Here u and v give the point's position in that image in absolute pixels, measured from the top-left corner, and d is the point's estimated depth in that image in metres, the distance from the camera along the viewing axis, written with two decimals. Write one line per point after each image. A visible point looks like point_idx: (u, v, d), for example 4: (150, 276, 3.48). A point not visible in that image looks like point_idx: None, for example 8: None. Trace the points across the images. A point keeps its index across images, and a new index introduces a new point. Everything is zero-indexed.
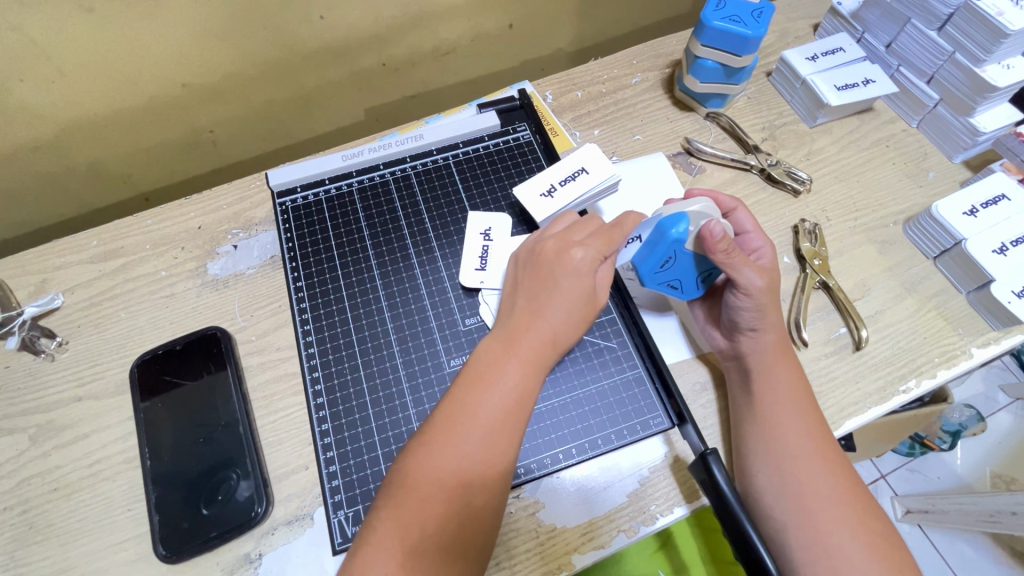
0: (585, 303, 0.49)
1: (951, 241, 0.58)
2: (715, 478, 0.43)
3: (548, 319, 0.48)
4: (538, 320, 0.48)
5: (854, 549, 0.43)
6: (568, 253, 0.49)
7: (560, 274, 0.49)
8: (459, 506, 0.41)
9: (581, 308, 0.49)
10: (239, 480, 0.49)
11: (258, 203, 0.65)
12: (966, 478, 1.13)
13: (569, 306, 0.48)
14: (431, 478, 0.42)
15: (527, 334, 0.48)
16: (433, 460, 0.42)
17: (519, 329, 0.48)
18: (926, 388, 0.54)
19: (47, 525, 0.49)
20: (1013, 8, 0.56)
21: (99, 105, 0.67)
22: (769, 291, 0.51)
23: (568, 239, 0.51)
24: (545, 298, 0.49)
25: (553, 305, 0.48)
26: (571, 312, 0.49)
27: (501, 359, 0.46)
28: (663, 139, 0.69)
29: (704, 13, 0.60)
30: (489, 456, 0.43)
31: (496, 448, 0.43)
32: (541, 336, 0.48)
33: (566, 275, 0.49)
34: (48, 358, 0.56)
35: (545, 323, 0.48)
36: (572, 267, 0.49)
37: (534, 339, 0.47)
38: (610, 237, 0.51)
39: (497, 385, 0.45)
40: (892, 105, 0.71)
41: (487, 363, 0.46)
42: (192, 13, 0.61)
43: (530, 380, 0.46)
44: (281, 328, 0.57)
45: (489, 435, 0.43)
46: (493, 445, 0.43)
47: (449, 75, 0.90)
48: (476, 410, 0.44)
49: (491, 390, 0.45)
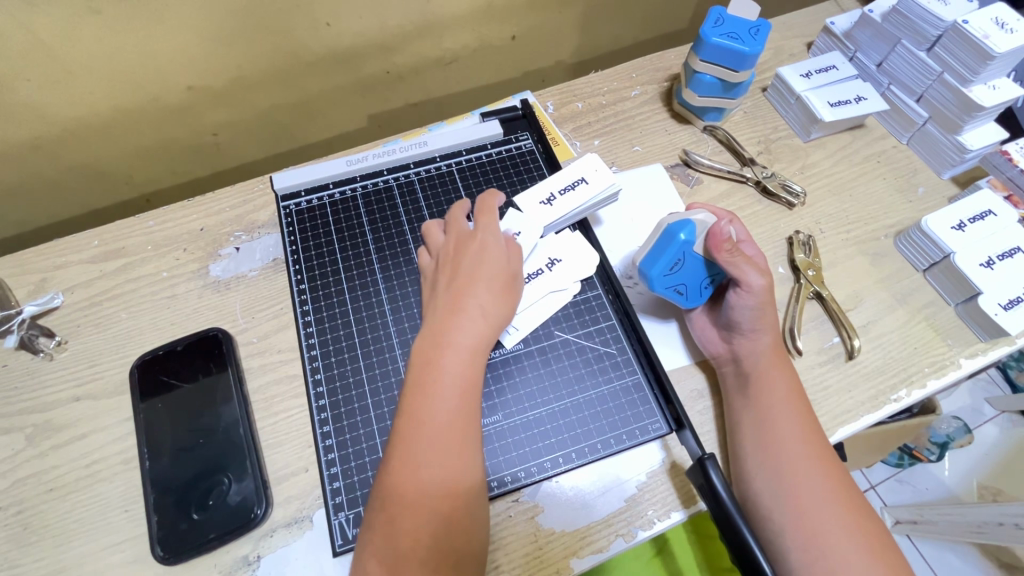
0: (505, 281, 0.51)
1: (940, 254, 0.60)
2: (712, 482, 0.44)
3: (473, 305, 0.49)
4: (464, 308, 0.49)
5: (848, 551, 0.44)
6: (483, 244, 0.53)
7: (483, 259, 0.52)
8: (449, 509, 0.42)
9: (500, 285, 0.51)
10: (231, 484, 0.49)
11: (261, 206, 0.65)
12: (953, 489, 1.15)
13: (491, 287, 0.50)
14: (411, 493, 0.42)
15: (457, 322, 0.48)
16: (410, 475, 0.42)
17: (442, 322, 0.48)
18: (916, 398, 0.56)
19: (43, 525, 0.48)
20: (998, 32, 0.59)
21: (104, 107, 0.67)
22: (770, 291, 0.53)
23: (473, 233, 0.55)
24: (465, 289, 0.50)
25: (475, 289, 0.50)
26: (494, 291, 0.50)
27: (433, 358, 0.47)
28: (662, 151, 0.70)
29: (703, 29, 0.62)
30: (462, 450, 0.44)
31: (463, 441, 0.44)
32: (471, 319, 0.48)
33: (490, 265, 0.51)
34: (47, 357, 0.56)
35: (470, 308, 0.49)
36: (494, 255, 0.52)
37: (464, 323, 0.48)
38: (492, 212, 0.56)
39: (440, 382, 0.45)
40: (882, 122, 0.73)
41: (421, 370, 0.46)
42: (201, 17, 0.62)
43: (475, 366, 0.47)
44: (283, 330, 0.58)
45: (451, 433, 0.44)
46: (455, 439, 0.44)
47: (451, 83, 0.91)
48: (427, 417, 0.44)
49: (436, 390, 0.45)
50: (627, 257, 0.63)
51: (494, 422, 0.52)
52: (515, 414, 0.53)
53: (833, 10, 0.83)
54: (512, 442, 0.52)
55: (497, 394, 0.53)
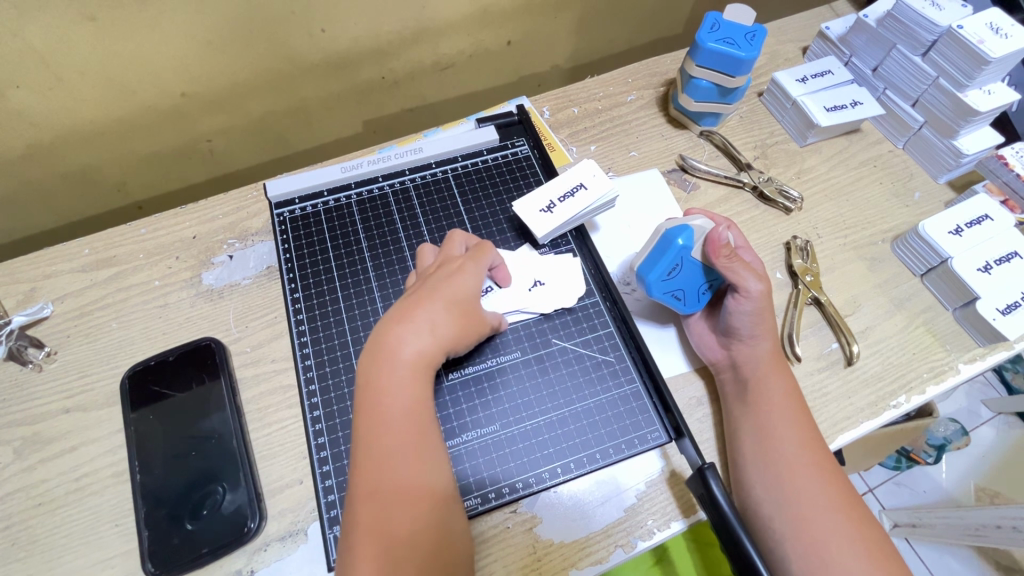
0: (463, 298, 0.48)
1: (938, 259, 0.60)
2: (712, 492, 0.44)
3: (422, 317, 0.45)
4: (414, 318, 0.45)
5: (848, 559, 0.44)
6: (453, 265, 0.50)
7: (445, 277, 0.48)
8: (406, 535, 0.39)
9: (458, 305, 0.47)
10: (224, 495, 0.48)
11: (255, 213, 0.65)
12: (951, 492, 1.15)
13: (446, 306, 0.47)
14: (367, 516, 0.40)
15: (402, 338, 0.44)
16: (364, 493, 0.40)
17: (385, 335, 0.45)
18: (916, 404, 0.55)
19: (31, 541, 0.47)
20: (993, 37, 0.59)
21: (96, 114, 0.67)
22: (769, 297, 0.52)
23: (451, 254, 0.51)
24: (418, 303, 0.46)
25: (430, 304, 0.46)
26: (451, 310, 0.47)
27: (376, 373, 0.43)
28: (659, 156, 0.70)
29: (699, 35, 0.62)
30: (416, 473, 0.41)
31: (418, 460, 0.42)
32: (417, 336, 0.44)
33: (451, 283, 0.48)
34: (36, 368, 0.55)
35: (421, 321, 0.45)
36: (457, 274, 0.49)
37: (406, 337, 0.44)
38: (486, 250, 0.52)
39: (383, 404, 0.42)
40: (879, 126, 0.73)
41: (365, 386, 0.43)
42: (192, 22, 0.61)
43: (420, 382, 0.44)
44: (277, 340, 0.57)
45: (405, 453, 0.42)
46: (404, 463, 0.41)
47: (446, 89, 0.91)
48: (374, 440, 0.41)
49: (385, 410, 0.42)
50: (624, 263, 0.63)
51: (491, 432, 0.51)
52: (512, 424, 0.52)
53: (828, 14, 0.84)
54: (508, 452, 0.51)
55: (495, 403, 0.53)
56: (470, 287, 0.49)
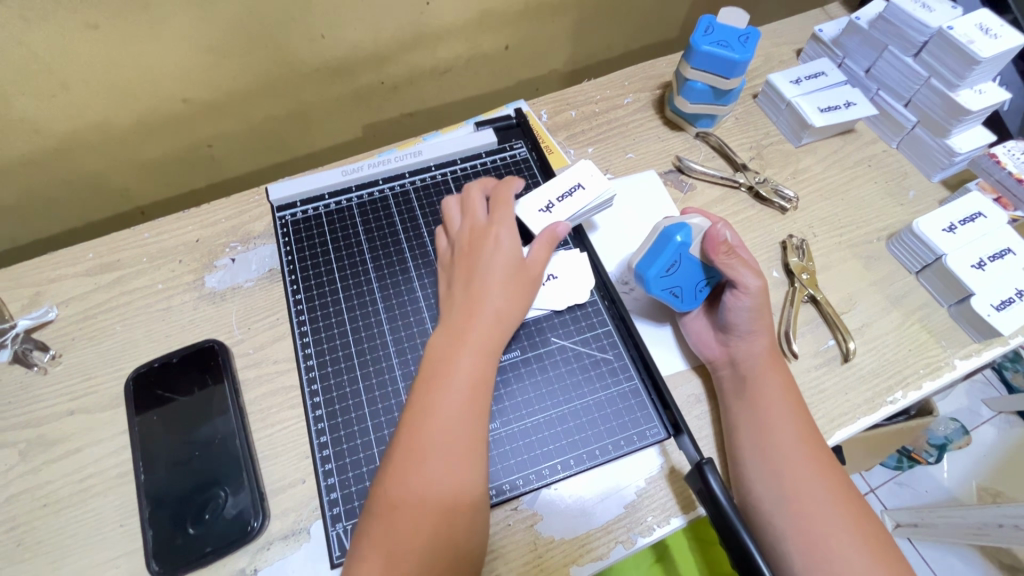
0: (516, 270, 0.53)
1: (932, 256, 0.61)
2: (710, 487, 0.44)
3: (490, 301, 0.51)
4: (481, 303, 0.51)
5: (847, 550, 0.45)
6: (493, 237, 0.54)
7: (492, 254, 0.53)
8: (449, 507, 0.43)
9: (511, 282, 0.53)
10: (228, 496, 0.49)
11: (257, 217, 0.65)
12: (953, 491, 1.15)
13: (503, 282, 0.52)
14: (419, 491, 0.43)
15: (471, 322, 0.50)
16: (420, 467, 0.43)
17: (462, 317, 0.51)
18: (912, 399, 0.56)
19: (36, 541, 0.48)
20: (983, 37, 0.60)
21: (100, 121, 0.68)
22: (766, 293, 0.53)
23: (479, 221, 0.56)
24: (480, 285, 0.52)
25: (490, 288, 0.52)
26: (507, 291, 0.52)
27: (450, 354, 0.49)
28: (655, 158, 0.71)
29: (693, 38, 0.62)
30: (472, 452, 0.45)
31: (472, 438, 0.46)
32: (483, 321, 0.50)
33: (498, 260, 0.53)
34: (41, 371, 0.56)
35: (486, 306, 0.51)
36: (503, 248, 0.54)
37: (481, 325, 0.50)
38: (506, 201, 0.57)
39: (450, 382, 0.47)
40: (872, 126, 0.74)
41: (438, 361, 0.49)
42: (195, 30, 0.62)
43: (486, 365, 0.49)
44: (280, 341, 0.58)
45: (459, 425, 0.45)
46: (462, 441, 0.45)
47: (445, 94, 0.92)
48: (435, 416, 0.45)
49: (447, 383, 0.47)
50: (622, 262, 0.63)
51: (491, 430, 0.52)
52: (512, 421, 0.53)
53: (821, 17, 0.85)
54: (509, 450, 0.51)
55: (495, 401, 0.53)
56: (518, 262, 0.54)
